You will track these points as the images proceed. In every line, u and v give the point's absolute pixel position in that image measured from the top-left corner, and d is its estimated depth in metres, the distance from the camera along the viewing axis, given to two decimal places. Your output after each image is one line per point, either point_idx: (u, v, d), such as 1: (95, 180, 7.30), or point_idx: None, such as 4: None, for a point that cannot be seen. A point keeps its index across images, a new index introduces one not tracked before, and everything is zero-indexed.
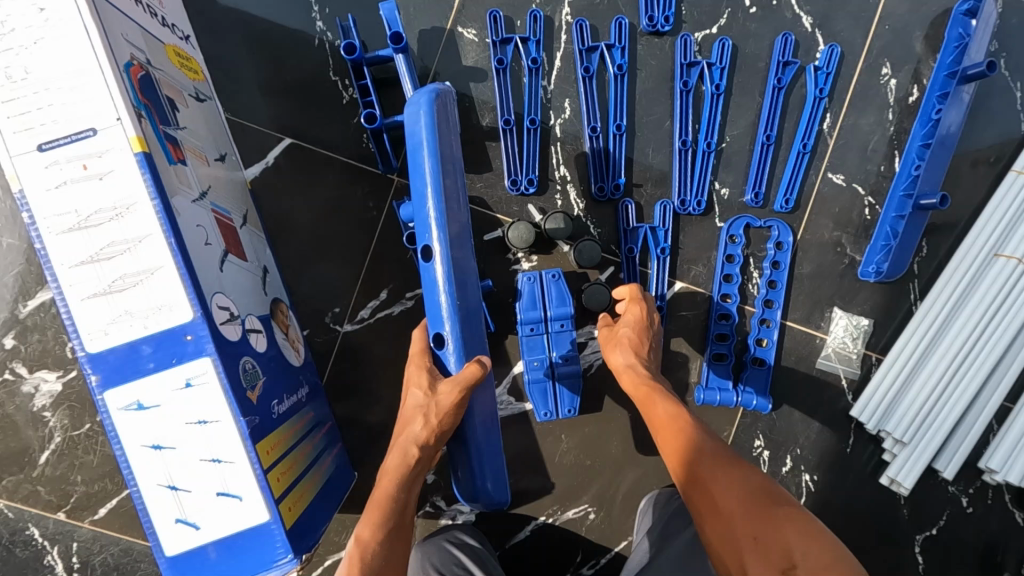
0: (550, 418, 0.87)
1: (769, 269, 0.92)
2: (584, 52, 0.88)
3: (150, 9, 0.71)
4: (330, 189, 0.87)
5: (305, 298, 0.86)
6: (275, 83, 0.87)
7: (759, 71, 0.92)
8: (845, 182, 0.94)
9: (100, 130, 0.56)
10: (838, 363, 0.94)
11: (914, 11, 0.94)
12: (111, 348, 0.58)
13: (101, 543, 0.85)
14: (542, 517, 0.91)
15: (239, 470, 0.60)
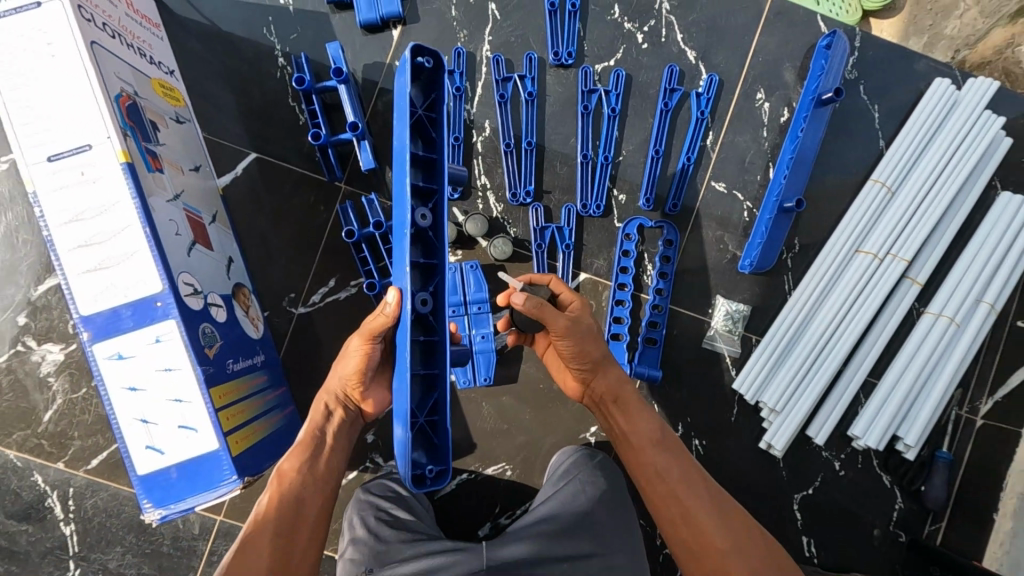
0: (470, 385, 1.04)
1: (660, 262, 1.08)
2: (501, 82, 1.05)
3: (140, 51, 0.90)
4: (289, 195, 1.05)
5: (266, 285, 1.04)
6: (244, 107, 1.05)
7: (650, 96, 1.10)
8: (726, 189, 1.11)
9: (94, 147, 0.75)
10: (722, 342, 1.10)
11: (784, 45, 1.11)
12: (99, 311, 0.75)
13: (93, 488, 1.02)
14: (465, 473, 1.06)
15: (196, 408, 0.77)
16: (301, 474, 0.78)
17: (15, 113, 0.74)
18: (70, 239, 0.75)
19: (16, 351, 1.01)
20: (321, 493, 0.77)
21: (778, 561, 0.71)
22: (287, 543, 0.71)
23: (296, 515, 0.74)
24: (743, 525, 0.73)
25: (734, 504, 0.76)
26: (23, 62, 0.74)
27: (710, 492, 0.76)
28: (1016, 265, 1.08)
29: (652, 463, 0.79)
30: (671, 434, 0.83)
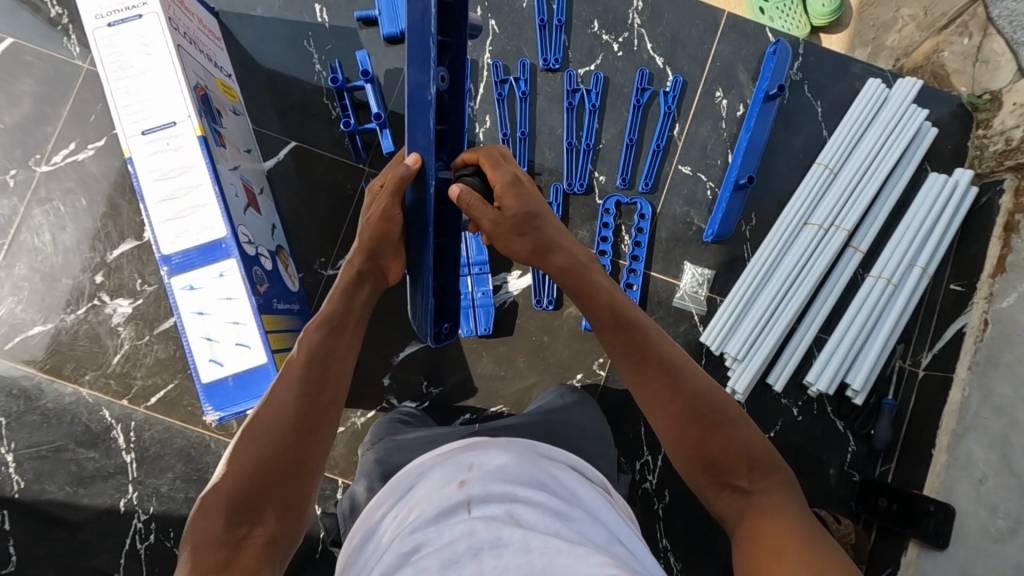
0: (472, 334, 1.24)
1: (635, 233, 1.27)
2: (499, 82, 1.27)
3: (208, 56, 1.12)
4: (322, 177, 1.26)
5: (302, 251, 1.24)
6: (286, 104, 1.27)
7: (625, 95, 1.30)
8: (691, 172, 1.30)
9: (177, 123, 0.96)
10: (690, 302, 1.28)
11: (738, 52, 1.32)
12: (177, 251, 0.95)
13: (152, 422, 1.20)
14: (467, 414, 1.23)
15: (249, 329, 0.95)
16: (314, 348, 0.78)
17: (119, 97, 0.96)
18: (157, 195, 0.96)
19: (93, 304, 1.21)
20: (339, 357, 0.78)
21: (729, 412, 0.72)
22: (310, 393, 0.73)
23: (310, 376, 0.74)
24: (692, 381, 0.73)
25: (687, 363, 0.76)
26: (128, 60, 0.96)
27: (666, 351, 0.76)
28: (945, 234, 1.25)
29: (608, 336, 0.79)
30: (630, 306, 0.81)
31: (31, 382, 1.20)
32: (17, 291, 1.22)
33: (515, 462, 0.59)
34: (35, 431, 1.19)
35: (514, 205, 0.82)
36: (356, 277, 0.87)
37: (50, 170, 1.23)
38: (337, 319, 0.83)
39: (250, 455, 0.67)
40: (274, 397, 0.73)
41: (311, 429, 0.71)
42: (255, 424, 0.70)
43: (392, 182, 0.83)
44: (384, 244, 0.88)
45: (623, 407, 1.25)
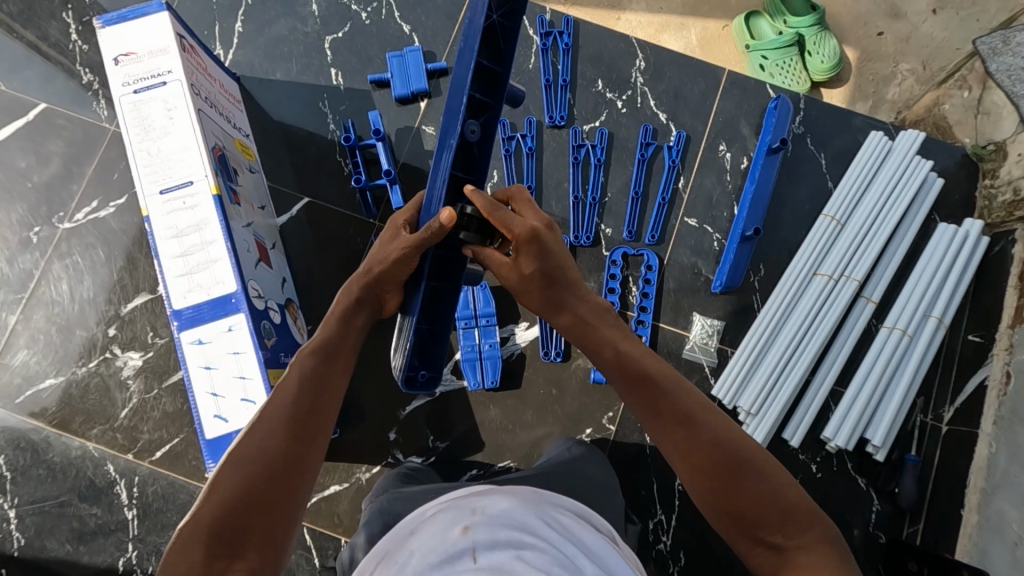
0: (479, 387, 1.22)
1: (643, 284, 1.27)
2: (505, 139, 1.30)
3: (228, 118, 1.17)
4: (333, 231, 1.29)
5: (313, 304, 1.26)
6: (300, 162, 1.31)
7: (629, 150, 1.33)
8: (698, 224, 1.31)
9: (194, 182, 0.99)
10: (701, 354, 1.26)
11: (740, 107, 1.35)
12: (188, 306, 0.97)
13: (155, 477, 1.19)
14: (474, 470, 1.21)
15: (255, 384, 0.95)
16: (305, 373, 0.74)
17: (141, 159, 1.00)
18: (171, 251, 0.98)
19: (105, 357, 1.23)
20: (329, 385, 0.75)
21: (760, 461, 0.66)
22: (298, 422, 0.70)
23: (300, 403, 0.71)
24: (716, 429, 0.68)
25: (708, 409, 0.70)
26: (150, 124, 1.01)
27: (688, 401, 0.70)
28: (959, 283, 1.23)
29: (623, 384, 0.74)
30: (648, 354, 0.75)
31: (39, 436, 1.20)
32: (32, 343, 1.24)
33: (520, 507, 0.57)
34: (40, 486, 1.18)
35: (529, 264, 0.77)
36: (356, 301, 0.82)
37: (72, 227, 1.27)
38: (331, 345, 0.78)
39: (234, 483, 0.64)
40: (261, 423, 0.69)
41: (301, 459, 0.67)
42: (241, 452, 0.66)
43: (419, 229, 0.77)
44: (394, 280, 0.82)
45: (634, 463, 1.22)
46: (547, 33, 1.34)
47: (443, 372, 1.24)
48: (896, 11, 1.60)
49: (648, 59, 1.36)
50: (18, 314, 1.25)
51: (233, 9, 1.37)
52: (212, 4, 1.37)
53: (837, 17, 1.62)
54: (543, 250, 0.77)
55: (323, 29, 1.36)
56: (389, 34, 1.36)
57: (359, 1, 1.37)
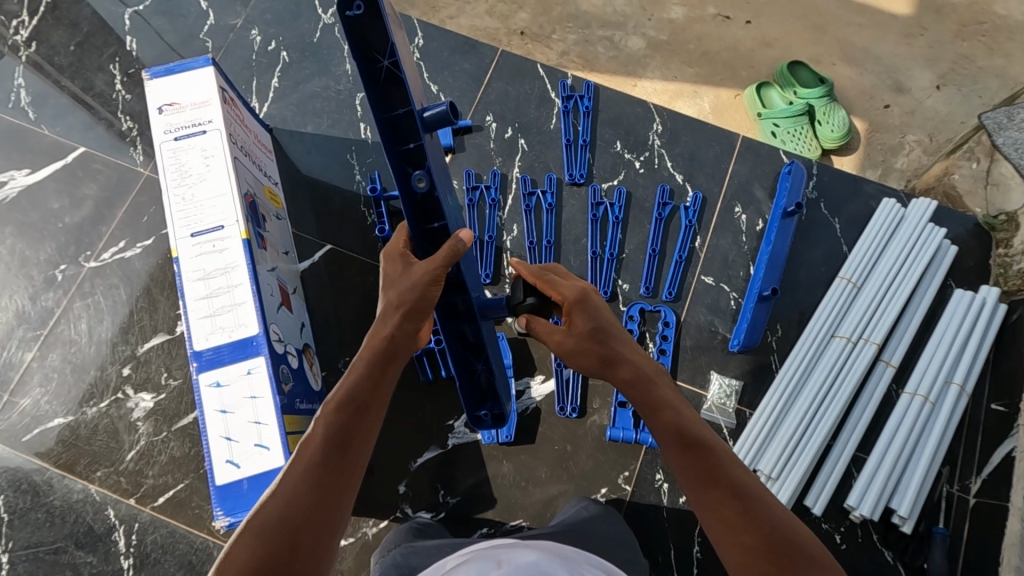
0: (493, 441, 1.20)
1: (660, 340, 1.27)
2: (526, 194, 1.34)
3: (259, 166, 1.21)
4: (353, 278, 1.30)
5: (329, 350, 1.26)
6: (324, 211, 1.34)
7: (647, 209, 1.36)
8: (714, 282, 1.32)
9: (225, 227, 1.02)
10: (718, 414, 1.23)
11: (753, 172, 1.39)
12: (208, 347, 0.97)
13: (155, 525, 1.15)
14: (485, 528, 1.17)
15: (270, 430, 0.93)
16: (331, 428, 0.70)
17: (176, 204, 1.03)
18: (196, 292, 0.99)
19: (117, 397, 1.22)
20: (360, 436, 0.71)
21: (807, 551, 0.62)
22: (324, 478, 0.66)
23: (325, 462, 0.68)
24: (770, 514, 0.65)
25: (767, 496, 0.68)
26: (187, 170, 1.05)
27: (735, 478, 0.68)
28: (979, 351, 1.22)
29: (676, 454, 0.72)
30: (704, 428, 0.74)
31: (42, 477, 1.17)
32: (45, 382, 1.22)
33: (548, 561, 0.55)
34: (36, 530, 1.14)
35: (580, 323, 0.82)
36: (386, 348, 0.78)
37: (97, 266, 1.29)
38: (361, 397, 0.74)
39: (252, 550, 0.60)
40: (287, 482, 0.66)
41: (324, 523, 0.63)
42: (263, 514, 0.63)
43: (444, 250, 0.79)
44: (428, 306, 0.80)
45: (650, 526, 1.17)
46: (568, 97, 1.41)
47: (456, 424, 1.22)
48: (901, 86, 1.69)
49: (665, 123, 1.42)
50: (34, 351, 1.24)
51: (272, 66, 1.44)
52: (252, 61, 1.45)
53: (844, 89, 1.70)
54: (592, 310, 0.82)
55: (355, 86, 1.43)
56: None
57: None
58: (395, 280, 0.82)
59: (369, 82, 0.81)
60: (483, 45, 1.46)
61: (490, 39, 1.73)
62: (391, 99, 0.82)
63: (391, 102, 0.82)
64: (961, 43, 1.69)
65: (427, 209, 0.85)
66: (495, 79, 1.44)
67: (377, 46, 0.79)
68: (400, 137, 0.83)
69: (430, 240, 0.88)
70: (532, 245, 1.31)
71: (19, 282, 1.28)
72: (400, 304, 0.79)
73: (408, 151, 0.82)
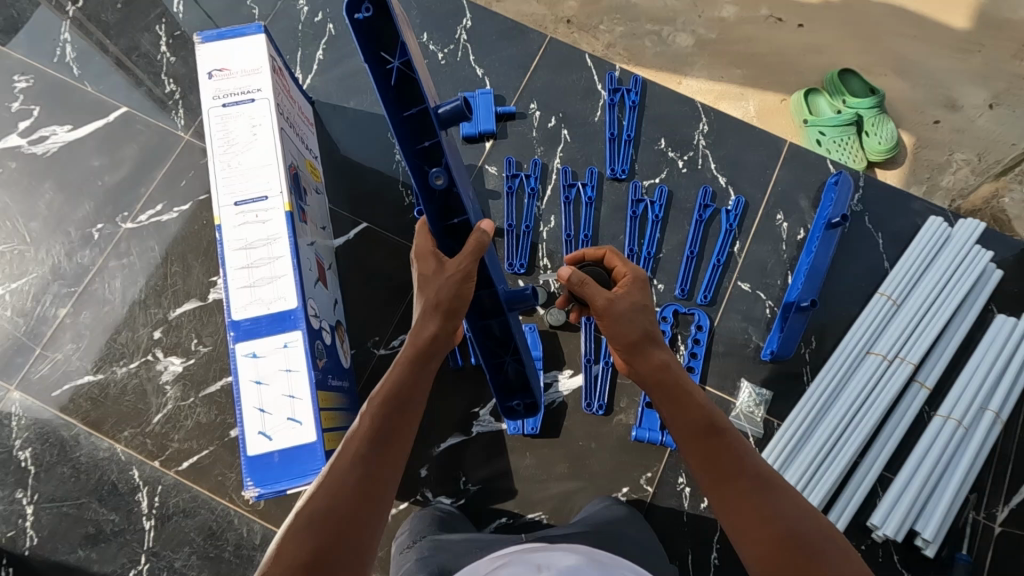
0: (518, 432, 1.19)
1: (692, 343, 1.25)
2: (566, 186, 1.32)
3: (302, 139, 1.20)
4: (387, 258, 1.30)
5: (359, 329, 1.25)
6: (362, 189, 1.33)
7: (687, 209, 1.34)
8: (750, 289, 1.30)
9: (269, 198, 1.01)
10: (745, 422, 1.22)
11: (798, 180, 1.37)
12: (246, 317, 0.96)
13: (179, 489, 1.16)
14: (504, 518, 1.17)
15: (304, 405, 0.93)
16: (373, 424, 0.70)
17: (220, 172, 1.02)
18: (237, 261, 0.99)
19: (146, 359, 1.22)
20: (400, 432, 0.70)
21: (831, 540, 0.61)
22: (366, 473, 0.66)
23: (367, 457, 0.67)
24: (789, 501, 0.64)
25: (787, 484, 0.67)
26: (234, 139, 1.04)
27: (755, 470, 0.67)
28: (1018, 380, 1.20)
29: (696, 442, 0.71)
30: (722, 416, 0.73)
31: (69, 432, 1.18)
32: (77, 339, 1.23)
33: (587, 566, 0.55)
34: (61, 484, 1.16)
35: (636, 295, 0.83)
36: (427, 347, 0.77)
37: (134, 227, 1.29)
38: (400, 395, 0.73)
39: (299, 542, 0.59)
40: (329, 476, 0.66)
41: (366, 521, 0.63)
42: (307, 507, 0.62)
43: (469, 244, 0.80)
44: (461, 304, 0.79)
45: (670, 530, 1.17)
46: (615, 90, 1.38)
47: (482, 412, 1.22)
48: (953, 103, 1.64)
49: (711, 123, 1.39)
50: (68, 308, 1.25)
51: (317, 38, 1.43)
52: (298, 31, 1.43)
53: (893, 101, 1.66)
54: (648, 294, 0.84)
55: None
56: (463, 76, 1.41)
57: (437, 43, 1.42)
58: (427, 279, 0.81)
59: (380, 81, 0.77)
60: (531, 30, 1.43)
61: (535, 25, 1.70)
62: (406, 95, 0.79)
63: (403, 102, 0.79)
64: (1017, 63, 1.65)
65: (454, 203, 0.84)
66: (542, 66, 1.41)
67: (387, 45, 0.76)
68: (418, 136, 0.80)
69: (451, 239, 0.87)
70: (569, 237, 1.29)
71: (56, 238, 1.28)
72: (439, 304, 0.78)
73: (424, 148, 0.80)
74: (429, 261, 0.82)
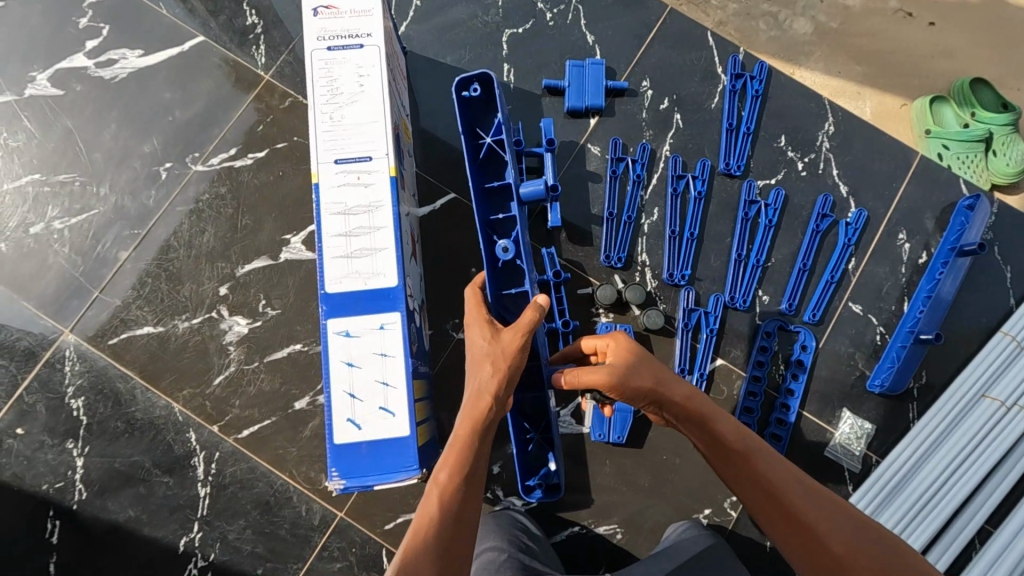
0: (603, 439, 1.11)
1: (794, 364, 1.16)
2: (675, 177, 1.21)
3: (400, 94, 1.08)
4: (474, 234, 1.19)
5: (438, 308, 1.16)
6: (453, 156, 1.22)
7: (802, 218, 1.22)
8: (862, 311, 1.20)
9: (373, 159, 0.90)
10: (842, 455, 1.14)
11: (926, 199, 1.25)
12: (341, 291, 0.87)
13: (236, 458, 1.09)
14: (577, 526, 1.11)
15: (398, 395, 0.85)
16: (445, 491, 0.69)
17: (321, 123, 0.91)
18: (334, 227, 0.89)
19: (210, 316, 1.14)
20: (470, 502, 0.69)
21: (874, 546, 0.63)
22: (443, 548, 0.64)
23: (442, 528, 0.66)
24: (821, 514, 0.66)
25: (817, 494, 0.68)
26: (338, 87, 0.92)
27: (803, 495, 0.68)
28: None
29: (728, 467, 0.74)
30: (751, 436, 0.75)
31: (125, 385, 1.11)
32: (137, 286, 1.14)
33: None
34: (114, 440, 1.09)
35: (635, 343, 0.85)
36: (486, 416, 0.77)
37: (204, 171, 1.18)
38: (467, 462, 0.72)
39: None
40: (407, 551, 0.64)
41: None
42: None
43: (525, 314, 0.83)
44: (516, 375, 0.82)
45: (751, 559, 1.10)
46: (738, 76, 1.25)
47: (562, 413, 1.13)
48: None
49: (838, 124, 1.26)
50: (130, 252, 1.16)
51: None
52: None
53: None
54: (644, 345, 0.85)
55: (503, 21, 1.27)
56: (571, 40, 1.27)
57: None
58: (483, 350, 0.85)
59: (475, 160, 1.01)
60: None
61: None
62: (490, 169, 1.03)
63: (489, 173, 1.03)
64: None
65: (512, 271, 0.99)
66: (659, 40, 1.27)
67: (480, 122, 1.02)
68: (494, 209, 1.01)
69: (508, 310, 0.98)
70: (674, 234, 1.18)
71: (120, 175, 1.18)
72: (501, 369, 0.81)
73: (496, 219, 1.00)
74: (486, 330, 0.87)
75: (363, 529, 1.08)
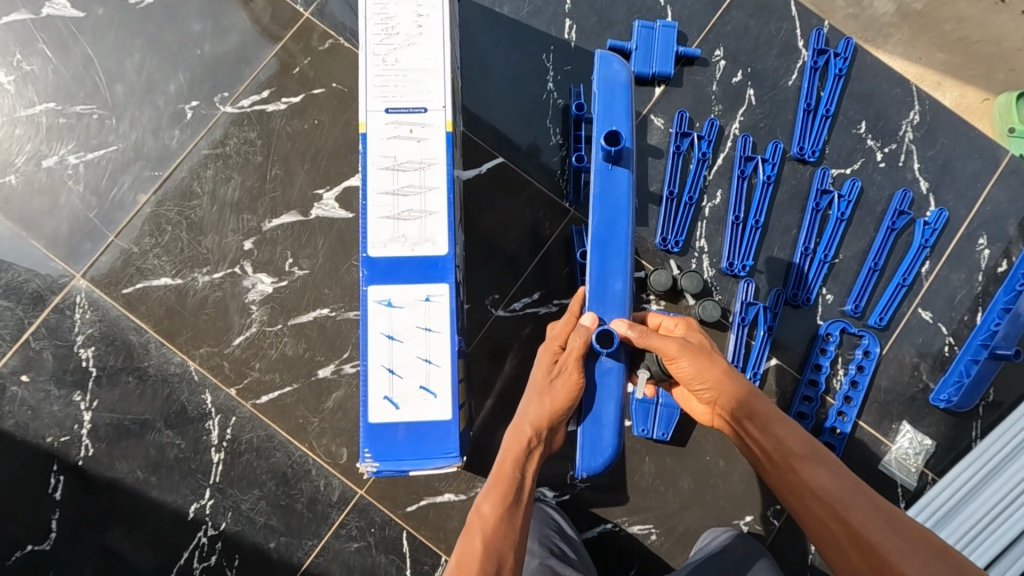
0: (646, 435, 1.03)
1: (854, 370, 1.08)
2: (743, 158, 1.11)
3: None
4: (521, 205, 1.10)
5: (477, 282, 1.08)
6: (503, 118, 1.12)
7: (876, 213, 1.13)
8: (932, 319, 1.11)
9: (428, 111, 0.81)
10: (897, 470, 1.07)
11: (1013, 203, 1.15)
12: (385, 256, 0.79)
13: (253, 424, 1.02)
14: (610, 524, 1.04)
15: (442, 374, 0.77)
16: (487, 527, 0.70)
17: (373, 67, 0.81)
18: (381, 184, 0.80)
19: (232, 272, 1.05)
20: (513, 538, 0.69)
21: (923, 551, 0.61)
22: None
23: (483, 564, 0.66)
24: (869, 519, 0.64)
25: (864, 497, 0.66)
26: (394, 27, 0.82)
27: (855, 501, 0.66)
28: None
29: (778, 469, 0.72)
30: (802, 438, 0.73)
31: (138, 338, 1.03)
32: (155, 233, 1.06)
33: None
34: (125, 397, 1.03)
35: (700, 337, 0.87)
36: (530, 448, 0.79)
37: (233, 113, 1.09)
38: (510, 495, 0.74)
39: None
40: None
41: None
42: None
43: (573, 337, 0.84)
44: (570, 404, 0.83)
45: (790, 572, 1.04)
46: (820, 52, 1.14)
47: None
48: None
49: (924, 114, 1.15)
50: (149, 195, 1.07)
51: None
52: None
53: None
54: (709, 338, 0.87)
55: None
56: None
57: None
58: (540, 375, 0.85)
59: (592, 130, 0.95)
60: None
61: None
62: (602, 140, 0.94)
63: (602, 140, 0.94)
64: None
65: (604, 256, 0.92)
66: (738, 5, 1.16)
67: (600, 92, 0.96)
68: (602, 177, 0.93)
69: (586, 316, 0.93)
70: (737, 220, 1.09)
71: (143, 111, 1.09)
72: (547, 403, 0.82)
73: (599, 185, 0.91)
74: (546, 363, 0.86)
75: (383, 509, 1.02)
